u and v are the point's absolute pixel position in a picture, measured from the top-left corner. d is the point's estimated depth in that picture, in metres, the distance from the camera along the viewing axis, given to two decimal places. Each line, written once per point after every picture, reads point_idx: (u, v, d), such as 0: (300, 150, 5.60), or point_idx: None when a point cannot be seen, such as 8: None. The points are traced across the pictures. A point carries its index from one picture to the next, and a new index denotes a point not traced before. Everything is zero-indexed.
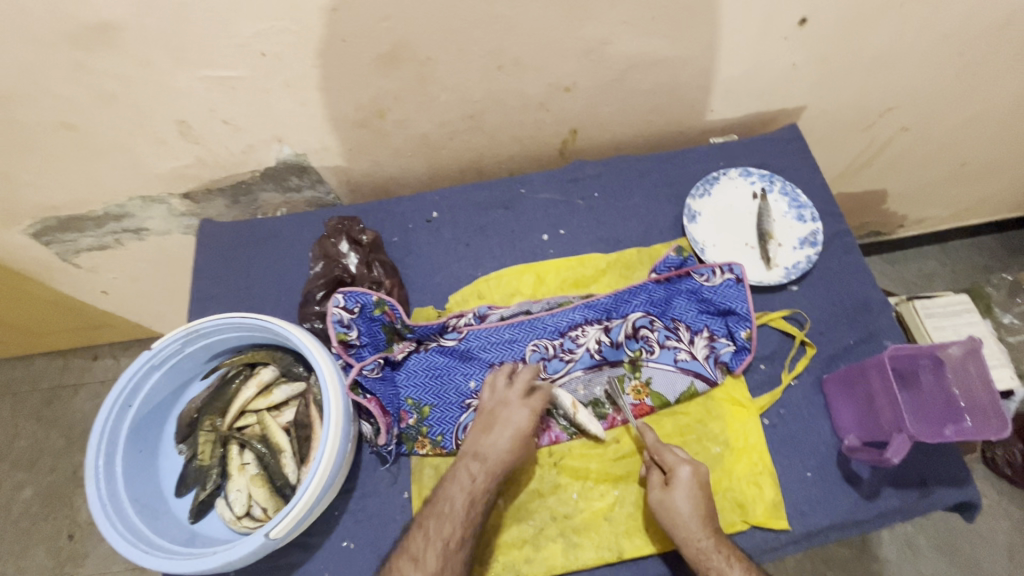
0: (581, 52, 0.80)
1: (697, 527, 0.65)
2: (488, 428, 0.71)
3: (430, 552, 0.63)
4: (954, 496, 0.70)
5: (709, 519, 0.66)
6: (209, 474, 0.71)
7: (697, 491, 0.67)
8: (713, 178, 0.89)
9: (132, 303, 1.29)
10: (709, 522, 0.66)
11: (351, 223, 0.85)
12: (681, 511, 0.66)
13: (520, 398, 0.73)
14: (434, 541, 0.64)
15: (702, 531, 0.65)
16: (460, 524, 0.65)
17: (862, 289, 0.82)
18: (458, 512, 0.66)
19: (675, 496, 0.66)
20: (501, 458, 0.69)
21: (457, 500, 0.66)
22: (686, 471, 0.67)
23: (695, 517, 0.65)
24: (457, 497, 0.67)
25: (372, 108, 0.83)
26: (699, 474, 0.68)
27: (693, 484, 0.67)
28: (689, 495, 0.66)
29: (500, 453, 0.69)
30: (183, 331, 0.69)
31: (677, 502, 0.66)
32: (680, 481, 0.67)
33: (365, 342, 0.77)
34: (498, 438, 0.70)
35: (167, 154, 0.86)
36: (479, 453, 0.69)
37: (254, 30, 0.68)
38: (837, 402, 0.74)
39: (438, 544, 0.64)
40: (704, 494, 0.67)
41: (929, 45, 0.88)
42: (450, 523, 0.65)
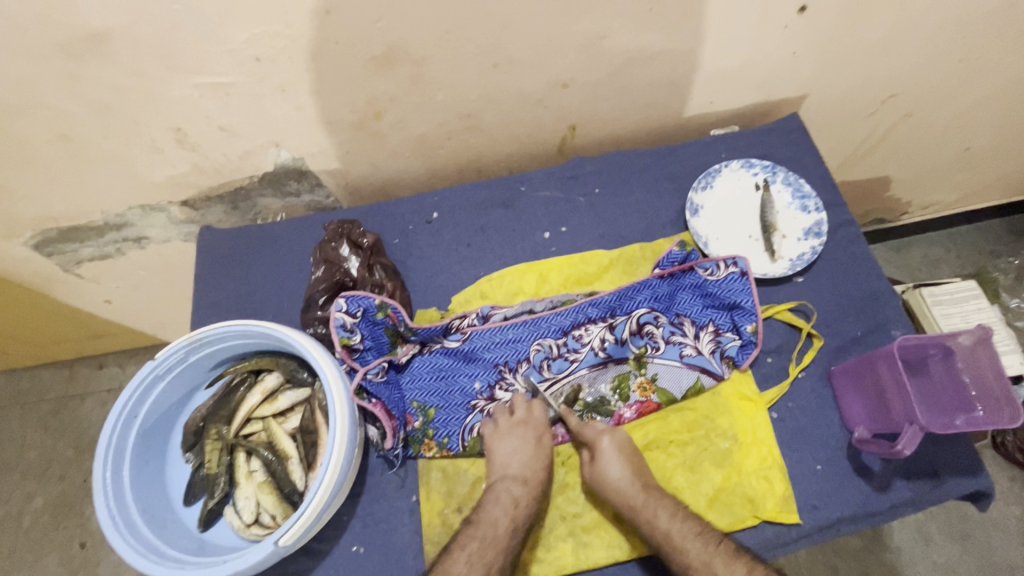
0: (577, 47, 0.79)
1: (627, 487, 0.68)
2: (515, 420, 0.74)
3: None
4: (966, 486, 0.69)
5: (639, 478, 0.69)
6: (216, 482, 0.71)
7: (621, 454, 0.70)
8: (714, 171, 0.88)
9: (135, 311, 1.29)
10: (640, 479, 0.69)
11: (351, 226, 0.85)
12: (614, 473, 0.69)
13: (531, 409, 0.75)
14: (477, 563, 0.63)
15: (632, 489, 0.68)
16: (503, 548, 0.65)
17: (868, 279, 0.81)
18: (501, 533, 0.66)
19: (608, 458, 0.70)
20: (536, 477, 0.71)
21: (500, 524, 0.66)
22: (611, 438, 0.71)
23: (625, 477, 0.68)
24: (499, 520, 0.67)
25: (368, 110, 0.82)
26: (621, 440, 0.71)
27: (616, 451, 0.70)
28: (617, 457, 0.70)
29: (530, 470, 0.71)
30: (185, 340, 0.69)
31: (611, 463, 0.69)
32: (606, 450, 0.71)
33: (369, 346, 0.76)
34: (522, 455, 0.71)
35: (164, 162, 0.86)
36: (517, 477, 0.70)
37: (246, 35, 0.68)
38: (846, 394, 0.73)
39: (482, 569, 0.63)
40: (630, 454, 0.71)
41: (932, 29, 0.87)
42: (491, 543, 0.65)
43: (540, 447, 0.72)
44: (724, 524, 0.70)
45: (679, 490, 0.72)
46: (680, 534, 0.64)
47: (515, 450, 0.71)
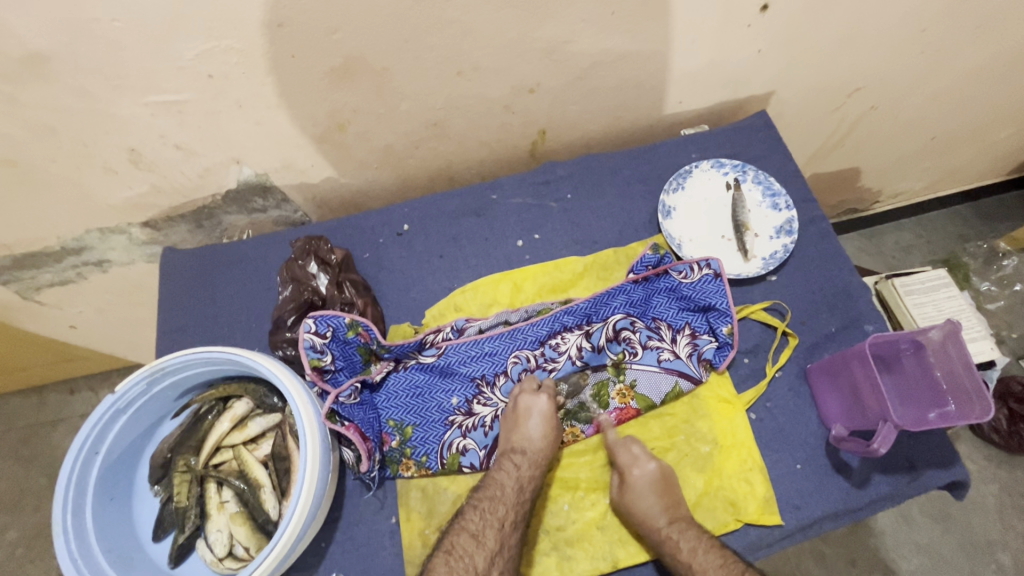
0: (541, 52, 0.78)
1: (655, 517, 0.66)
2: (519, 415, 0.71)
3: (490, 530, 0.63)
4: (942, 479, 0.70)
5: (669, 510, 0.67)
6: (186, 515, 0.68)
7: (654, 488, 0.67)
8: (685, 172, 0.88)
9: (104, 335, 1.25)
10: (669, 512, 0.67)
11: (318, 242, 0.82)
12: (644, 505, 0.67)
13: (534, 390, 0.74)
14: (490, 519, 0.64)
15: (660, 520, 0.66)
16: (513, 506, 0.66)
17: (840, 273, 0.81)
18: (509, 495, 0.66)
19: (640, 491, 0.67)
20: (539, 449, 0.69)
21: (507, 486, 0.67)
22: (643, 469, 0.68)
23: (655, 509, 0.66)
24: (508, 485, 0.67)
25: (330, 122, 0.80)
26: (653, 474, 0.68)
27: (648, 484, 0.67)
28: (651, 490, 0.67)
29: (539, 444, 0.70)
30: (146, 371, 0.66)
31: (642, 496, 0.67)
32: (637, 482, 0.68)
33: (341, 366, 0.74)
34: (533, 432, 0.70)
35: (120, 184, 0.83)
36: (518, 446, 0.69)
37: (196, 51, 0.65)
38: (823, 393, 0.73)
39: (496, 525, 0.64)
40: (661, 488, 0.68)
41: (893, 23, 0.88)
42: (503, 505, 0.65)
43: (548, 422, 0.71)
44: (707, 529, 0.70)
45: None
46: (701, 567, 0.62)
47: (531, 426, 0.70)
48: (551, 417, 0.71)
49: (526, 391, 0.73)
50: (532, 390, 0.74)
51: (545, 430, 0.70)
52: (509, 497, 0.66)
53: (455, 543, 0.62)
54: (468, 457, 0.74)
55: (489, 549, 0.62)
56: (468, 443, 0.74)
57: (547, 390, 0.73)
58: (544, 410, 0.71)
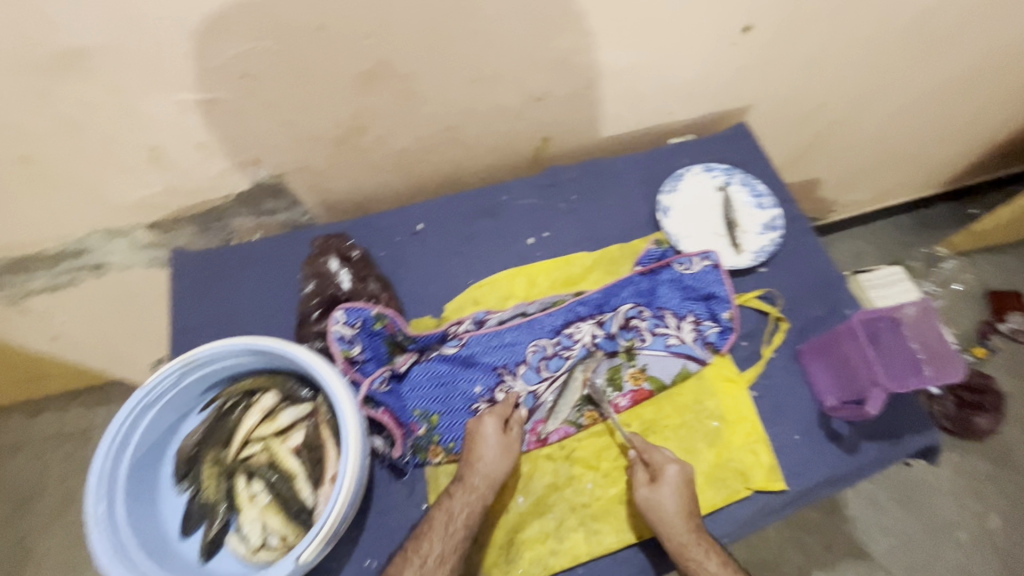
0: (553, 62, 0.84)
1: (681, 524, 0.67)
2: (466, 443, 0.73)
3: (409, 570, 0.64)
4: (919, 442, 0.78)
5: (691, 517, 0.68)
6: (216, 509, 0.68)
7: (682, 491, 0.69)
8: (678, 175, 0.96)
9: (86, 347, 1.20)
10: (692, 518, 0.68)
11: (338, 240, 0.85)
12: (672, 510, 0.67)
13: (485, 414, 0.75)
14: (412, 559, 0.65)
15: (684, 527, 0.67)
16: (443, 540, 0.66)
17: (820, 265, 0.90)
18: (438, 528, 0.67)
19: (669, 493, 0.68)
20: (478, 474, 0.71)
21: (439, 522, 0.67)
22: (674, 470, 0.70)
23: (679, 514, 0.68)
24: (438, 517, 0.68)
25: (352, 125, 0.84)
26: (682, 474, 0.69)
27: (678, 485, 0.69)
28: (676, 494, 0.68)
29: (483, 469, 0.71)
30: (179, 362, 0.66)
31: (669, 503, 0.68)
32: (670, 480, 0.69)
33: (369, 356, 0.76)
34: (479, 458, 0.72)
35: (135, 183, 0.83)
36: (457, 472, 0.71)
37: (236, 52, 0.68)
38: (815, 369, 0.80)
39: (417, 564, 0.65)
40: (686, 491, 0.69)
41: (853, 45, 1.00)
42: (429, 541, 0.66)
43: (497, 448, 0.72)
44: (721, 498, 0.75)
45: None
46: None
47: (475, 455, 0.72)
48: (498, 446, 0.73)
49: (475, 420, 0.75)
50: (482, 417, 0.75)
51: (483, 454, 0.72)
52: (434, 532, 0.67)
53: None
54: None
55: None
56: None
57: (495, 415, 0.75)
58: (490, 434, 0.73)
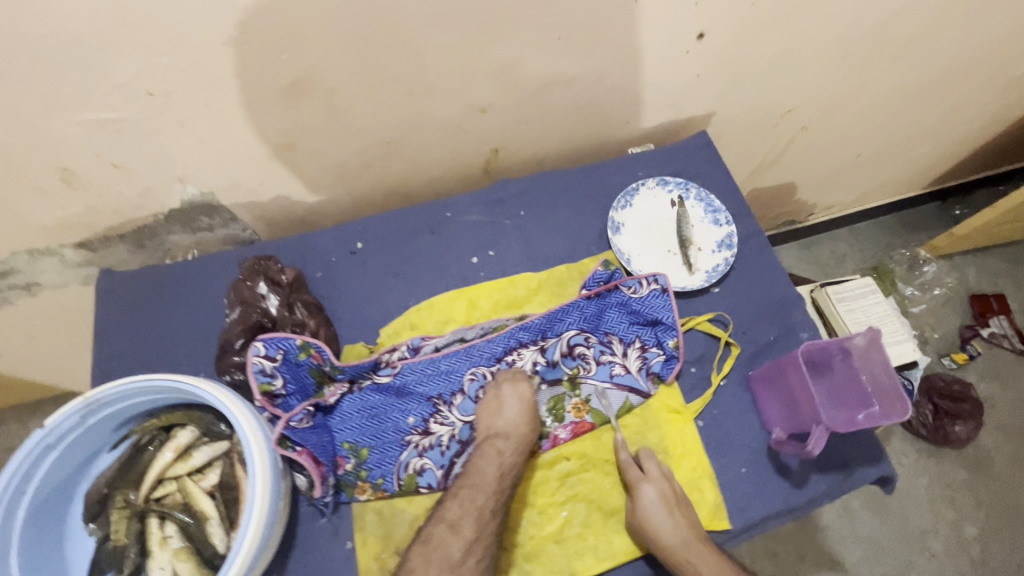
0: (492, 74, 0.79)
1: (675, 535, 0.67)
2: (494, 406, 0.73)
3: (467, 518, 0.65)
4: (871, 474, 0.75)
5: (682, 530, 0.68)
6: (125, 554, 0.65)
7: (666, 503, 0.69)
8: (632, 190, 0.91)
9: (34, 364, 1.16)
10: (681, 532, 0.67)
11: (268, 262, 0.80)
12: (655, 521, 0.67)
13: (510, 378, 0.75)
14: (469, 508, 0.65)
15: (678, 538, 0.67)
16: (493, 493, 0.66)
17: (777, 285, 0.86)
18: (489, 481, 0.67)
19: (648, 507, 0.68)
20: (525, 430, 0.71)
21: (488, 474, 0.68)
22: (650, 486, 0.70)
23: (666, 527, 0.67)
24: (486, 473, 0.68)
25: (280, 141, 0.79)
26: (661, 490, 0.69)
27: (659, 499, 0.69)
28: (659, 506, 0.68)
29: (518, 425, 0.71)
30: (81, 402, 0.62)
31: (651, 514, 0.68)
32: (648, 496, 0.69)
33: (292, 390, 0.72)
34: (513, 415, 0.71)
35: (52, 205, 0.78)
36: (500, 430, 0.71)
37: (136, 70, 0.63)
38: (764, 399, 0.77)
39: (475, 514, 0.65)
40: (672, 504, 0.69)
41: (818, 50, 0.95)
42: (484, 493, 0.66)
43: (531, 407, 0.72)
44: None
45: (616, 508, 0.73)
46: None
47: (516, 416, 0.72)
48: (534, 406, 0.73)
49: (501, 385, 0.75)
50: (508, 382, 0.75)
51: (525, 412, 0.72)
52: (486, 489, 0.67)
53: (433, 533, 0.64)
54: (425, 477, 0.73)
55: (466, 539, 0.64)
56: (424, 463, 0.74)
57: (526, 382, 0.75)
58: (525, 395, 0.74)
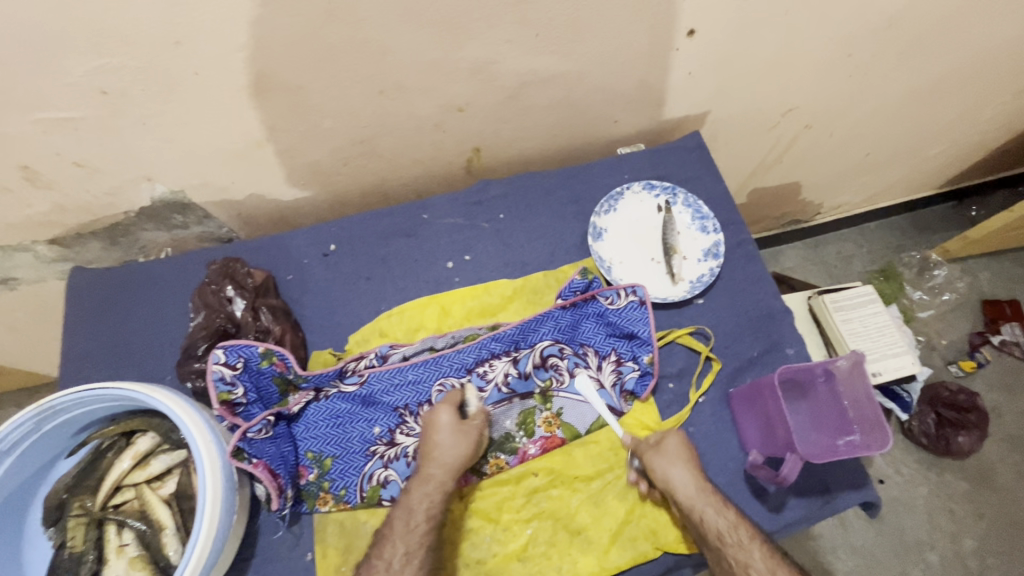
0: (466, 73, 0.76)
1: (695, 490, 0.66)
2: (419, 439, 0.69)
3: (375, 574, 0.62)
4: (854, 499, 0.72)
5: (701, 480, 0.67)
6: (80, 561, 0.64)
7: (683, 458, 0.68)
8: (617, 194, 0.87)
9: (22, 354, 1.17)
10: (700, 482, 0.67)
11: (236, 264, 0.79)
12: (674, 474, 0.67)
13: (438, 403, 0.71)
14: (377, 563, 0.63)
15: (700, 492, 0.66)
16: (403, 539, 0.63)
17: (764, 297, 0.82)
18: (398, 527, 0.64)
19: (667, 462, 0.68)
20: (444, 463, 0.67)
21: (398, 520, 0.65)
22: (669, 441, 0.69)
23: (685, 479, 0.67)
24: (398, 516, 0.65)
25: (247, 140, 0.77)
26: (680, 443, 0.69)
27: (677, 454, 0.68)
28: (680, 460, 0.68)
29: (437, 457, 0.67)
30: (32, 410, 0.61)
31: (668, 467, 0.67)
32: (669, 450, 0.69)
33: (254, 399, 0.70)
34: (431, 446, 0.67)
35: (18, 203, 0.77)
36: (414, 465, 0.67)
37: (87, 68, 0.61)
38: (743, 416, 0.74)
39: (382, 568, 0.62)
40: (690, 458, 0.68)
41: (818, 48, 0.90)
42: (390, 543, 0.63)
43: (450, 434, 0.67)
44: (629, 559, 0.69)
45: (584, 527, 0.70)
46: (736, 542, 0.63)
47: (437, 445, 0.67)
48: (457, 432, 0.68)
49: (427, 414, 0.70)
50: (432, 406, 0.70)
51: (439, 442, 0.67)
52: (399, 532, 0.64)
53: None
54: (388, 489, 0.71)
55: None
56: (389, 475, 0.72)
57: (450, 405, 0.70)
58: (447, 423, 0.68)
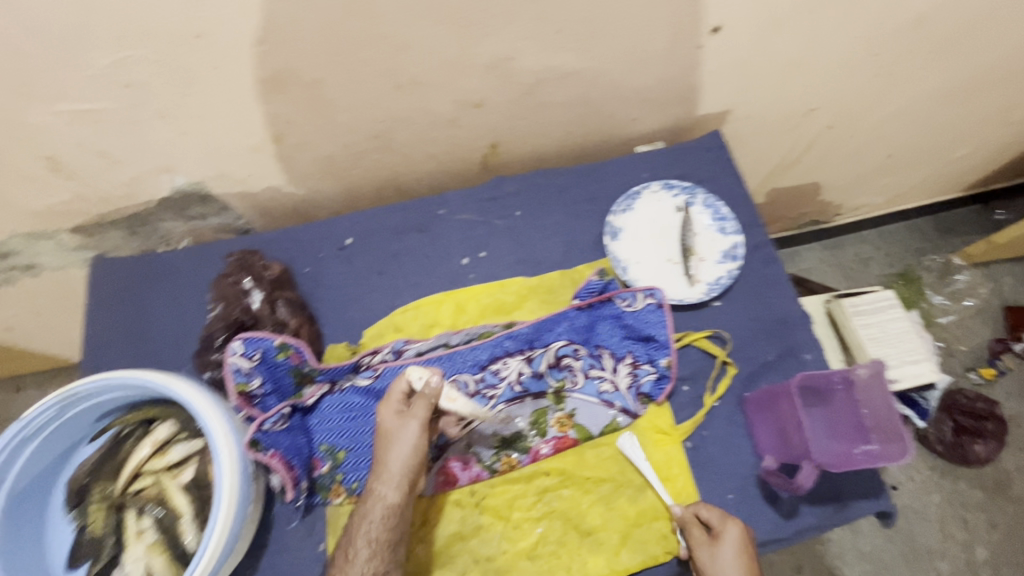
0: (484, 68, 0.75)
1: None
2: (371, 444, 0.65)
3: None
4: (868, 508, 0.71)
5: None
6: (103, 544, 0.66)
7: (744, 555, 0.62)
8: (634, 193, 0.86)
9: (45, 338, 1.19)
10: None
11: (254, 258, 0.80)
12: (733, 573, 0.61)
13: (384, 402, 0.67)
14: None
15: None
16: (363, 555, 0.60)
17: (781, 302, 0.81)
18: (357, 544, 0.61)
19: (725, 556, 0.62)
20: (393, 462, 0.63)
21: (356, 534, 0.62)
22: (730, 533, 0.63)
23: None
24: (357, 533, 0.62)
25: (265, 133, 0.77)
26: (740, 537, 0.63)
27: (738, 549, 0.62)
28: (739, 557, 0.62)
29: (384, 465, 0.63)
30: (56, 396, 0.63)
31: (726, 564, 0.62)
32: (729, 543, 0.63)
33: (269, 390, 0.71)
34: (381, 454, 0.64)
35: (41, 191, 0.78)
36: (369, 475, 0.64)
37: (109, 61, 0.61)
38: (757, 422, 0.73)
39: None
40: (749, 554, 0.63)
41: (844, 47, 0.87)
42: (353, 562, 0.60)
43: (395, 440, 0.64)
44: (639, 561, 0.69)
45: (594, 528, 0.70)
46: None
47: (384, 449, 0.64)
48: (402, 434, 0.64)
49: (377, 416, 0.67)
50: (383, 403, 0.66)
51: (386, 447, 0.64)
52: (357, 548, 0.61)
53: None
54: None
55: None
56: None
57: (394, 399, 0.66)
58: (391, 426, 0.64)
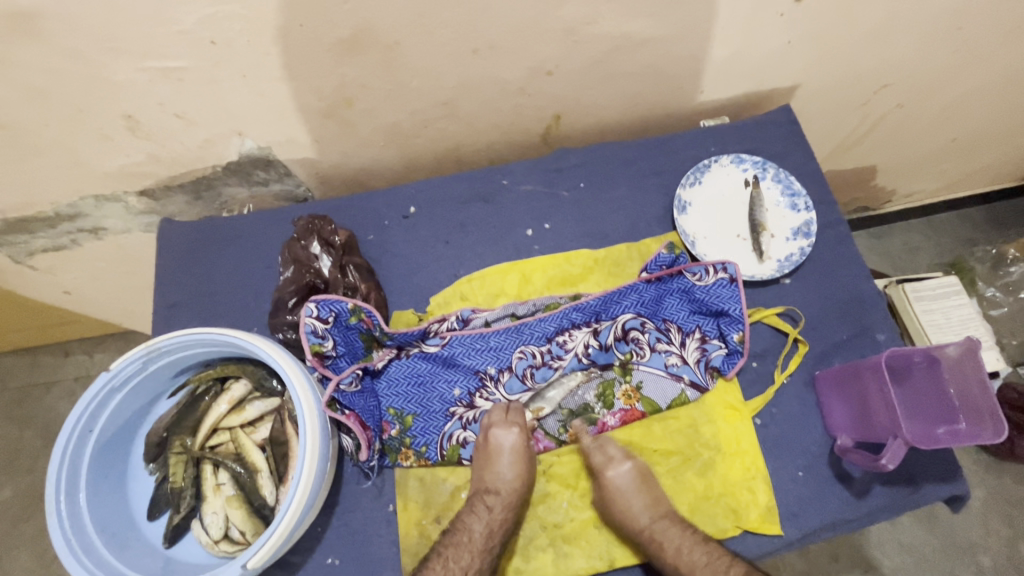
0: (561, 34, 0.74)
1: (635, 514, 0.67)
2: (487, 458, 0.69)
3: None
4: (942, 492, 0.70)
5: (649, 508, 0.67)
6: (181, 496, 0.68)
7: (632, 485, 0.68)
8: (704, 166, 0.84)
9: (99, 301, 1.21)
10: (649, 510, 0.67)
11: (322, 222, 0.79)
12: (624, 502, 0.67)
13: (503, 419, 0.72)
14: (452, 567, 0.63)
15: (639, 515, 0.67)
16: (479, 553, 0.64)
17: (855, 280, 0.80)
18: (476, 540, 0.65)
19: (615, 489, 0.67)
20: (511, 489, 0.68)
21: (477, 533, 0.65)
22: (619, 469, 0.69)
23: (635, 507, 0.67)
24: (478, 526, 0.66)
25: (337, 97, 0.77)
26: (628, 472, 0.68)
27: (626, 482, 0.68)
28: (627, 487, 0.68)
29: (502, 483, 0.68)
30: (143, 349, 0.64)
31: (619, 495, 0.67)
32: (613, 481, 0.68)
33: (342, 352, 0.72)
34: (502, 470, 0.68)
35: (116, 151, 0.79)
36: (491, 487, 0.68)
37: (198, 17, 0.61)
38: (831, 400, 0.72)
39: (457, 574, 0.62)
40: (638, 484, 0.68)
41: (930, 18, 0.84)
42: (468, 552, 0.64)
43: (516, 460, 0.69)
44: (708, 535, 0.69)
45: None
46: (689, 565, 0.63)
47: (504, 466, 0.68)
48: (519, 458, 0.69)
49: (492, 426, 0.71)
50: (502, 411, 0.72)
51: (513, 467, 0.68)
52: (477, 541, 0.65)
53: None
54: (467, 450, 0.73)
55: None
56: (468, 436, 0.74)
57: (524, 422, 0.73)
58: (511, 446, 0.69)
